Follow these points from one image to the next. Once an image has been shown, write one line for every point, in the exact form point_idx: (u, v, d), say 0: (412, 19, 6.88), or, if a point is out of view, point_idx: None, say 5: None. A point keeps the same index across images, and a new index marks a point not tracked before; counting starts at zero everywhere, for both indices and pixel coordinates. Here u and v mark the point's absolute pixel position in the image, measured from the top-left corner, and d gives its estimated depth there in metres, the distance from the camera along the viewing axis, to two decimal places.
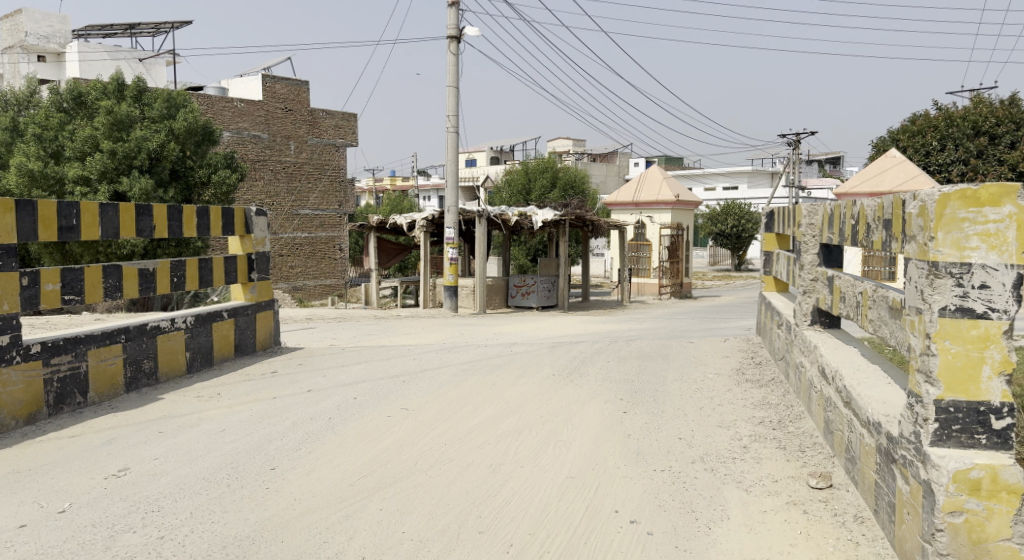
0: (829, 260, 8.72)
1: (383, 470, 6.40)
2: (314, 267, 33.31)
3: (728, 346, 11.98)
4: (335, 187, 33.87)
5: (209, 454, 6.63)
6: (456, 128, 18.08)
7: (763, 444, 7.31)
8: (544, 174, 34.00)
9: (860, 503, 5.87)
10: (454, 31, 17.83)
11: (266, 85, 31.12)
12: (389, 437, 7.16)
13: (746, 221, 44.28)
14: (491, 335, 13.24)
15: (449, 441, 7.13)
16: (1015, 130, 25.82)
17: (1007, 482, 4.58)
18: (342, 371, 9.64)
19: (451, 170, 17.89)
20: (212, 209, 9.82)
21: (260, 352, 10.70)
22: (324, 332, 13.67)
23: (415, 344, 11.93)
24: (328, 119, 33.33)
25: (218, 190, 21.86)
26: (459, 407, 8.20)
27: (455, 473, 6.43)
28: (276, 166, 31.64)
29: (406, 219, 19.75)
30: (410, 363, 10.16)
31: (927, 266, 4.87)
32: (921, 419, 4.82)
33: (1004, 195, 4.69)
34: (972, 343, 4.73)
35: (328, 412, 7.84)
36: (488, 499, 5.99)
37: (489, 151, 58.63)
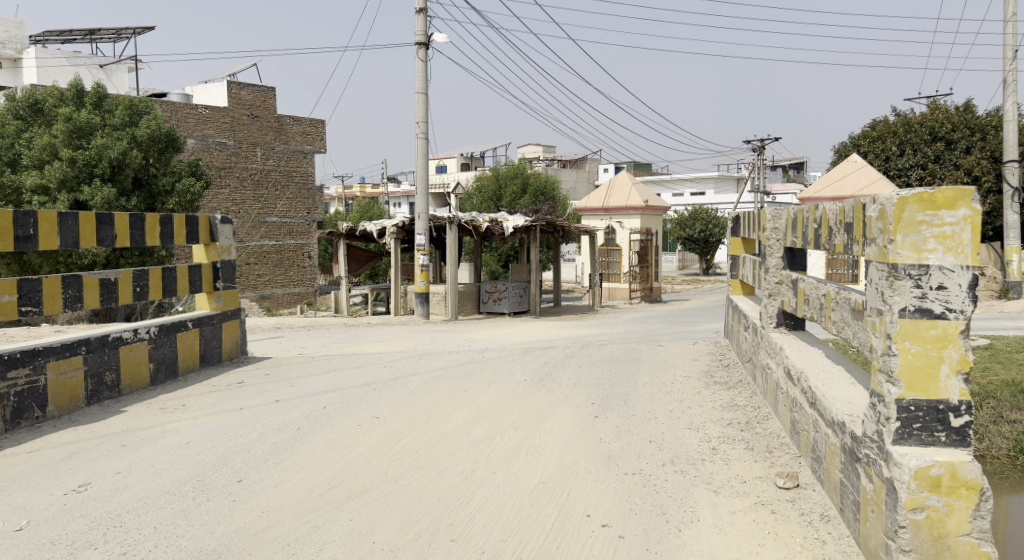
0: (794, 264, 8.85)
1: (353, 480, 6.38)
2: (282, 275, 33.06)
3: (697, 349, 12.08)
4: (303, 195, 33.64)
5: (173, 467, 6.58)
6: (426, 135, 18.03)
7: (731, 445, 7.39)
8: (514, 180, 34.08)
9: (826, 503, 5.97)
10: (421, 37, 17.80)
11: (232, 91, 30.89)
12: (360, 445, 7.16)
13: (713, 225, 44.68)
14: (462, 342, 13.25)
15: (421, 448, 7.15)
16: (971, 136, 26.04)
17: (966, 478, 4.68)
18: (310, 380, 9.61)
19: (422, 177, 17.82)
20: (176, 217, 9.74)
21: (226, 362, 10.62)
22: (293, 340, 13.61)
23: (386, 352, 11.91)
24: (295, 125, 33.12)
25: (182, 198, 21.62)
26: (431, 414, 8.22)
27: (427, 480, 6.44)
28: (242, 173, 31.37)
29: (377, 225, 19.63)
30: (381, 372, 10.13)
31: (887, 267, 4.99)
32: (883, 418, 4.93)
33: (959, 199, 4.79)
34: (930, 343, 4.84)
35: (297, 422, 7.80)
36: (460, 506, 6.00)
37: (459, 158, 58.55)
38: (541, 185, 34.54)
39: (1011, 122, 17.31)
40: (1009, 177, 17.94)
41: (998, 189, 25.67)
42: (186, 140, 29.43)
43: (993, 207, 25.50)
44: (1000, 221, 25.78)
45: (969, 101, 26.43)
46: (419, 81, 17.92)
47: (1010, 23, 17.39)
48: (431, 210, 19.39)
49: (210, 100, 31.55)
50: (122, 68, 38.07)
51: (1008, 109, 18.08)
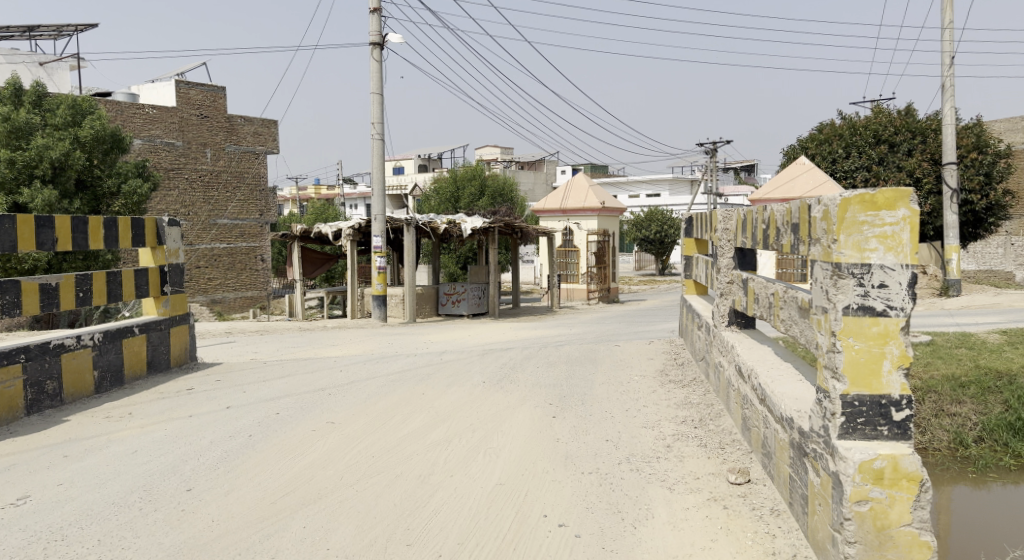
0: (744, 264, 9.04)
1: (307, 486, 6.37)
2: (234, 278, 32.66)
3: (652, 349, 12.23)
4: (255, 196, 33.29)
5: (118, 477, 6.49)
6: (381, 135, 17.97)
7: (685, 442, 7.51)
8: (472, 182, 34.07)
9: (776, 497, 6.11)
10: (375, 37, 17.74)
11: (180, 91, 30.41)
12: (315, 451, 7.14)
13: (669, 226, 45.14)
14: (421, 344, 13.26)
15: (377, 453, 7.15)
16: (913, 139, 26.38)
17: (907, 470, 4.84)
18: (263, 386, 9.55)
19: (378, 177, 17.77)
20: (121, 220, 9.60)
21: (175, 368, 10.50)
22: (246, 345, 13.50)
23: (343, 356, 11.89)
24: (246, 126, 32.74)
25: (128, 200, 21.16)
26: (388, 417, 8.21)
27: (383, 485, 6.44)
28: (191, 174, 30.91)
29: (333, 227, 19.49)
30: (337, 376, 10.08)
31: (832, 267, 5.13)
32: (829, 414, 5.07)
33: (898, 199, 4.94)
34: (873, 340, 4.98)
35: (249, 429, 7.75)
36: (417, 510, 6.02)
37: (416, 159, 58.31)
38: (498, 186, 34.58)
39: (949, 125, 17.70)
40: (949, 179, 18.36)
41: (938, 191, 26.14)
42: (132, 140, 28.91)
43: (934, 208, 26.00)
44: (941, 221, 26.26)
45: (910, 105, 26.85)
46: (374, 82, 17.84)
47: (948, 29, 17.80)
48: (388, 212, 19.23)
49: (157, 99, 30.99)
50: (65, 66, 37.55)
51: (947, 113, 18.49)
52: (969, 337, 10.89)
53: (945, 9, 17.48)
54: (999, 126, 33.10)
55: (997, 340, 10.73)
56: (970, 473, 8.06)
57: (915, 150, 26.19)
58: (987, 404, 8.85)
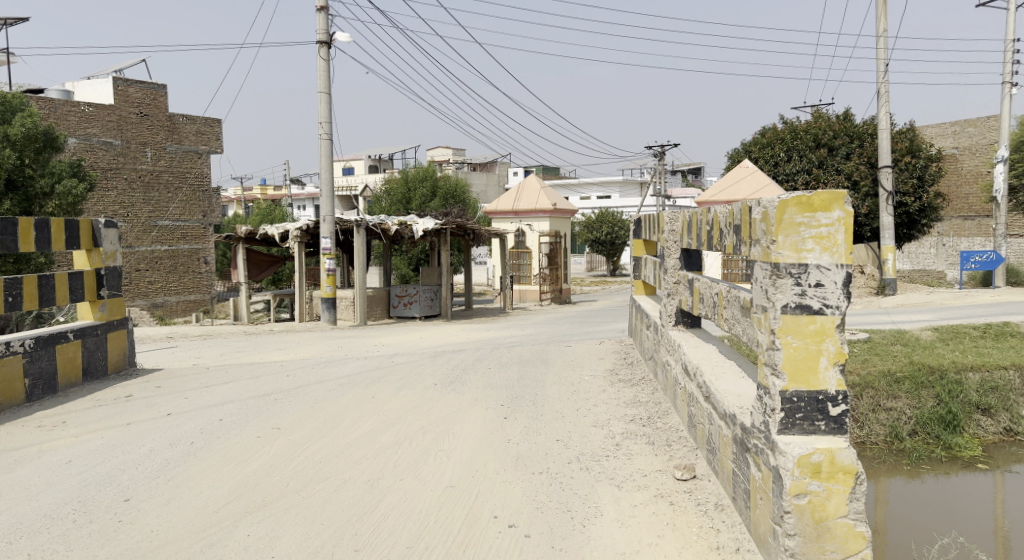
0: (690, 265, 9.23)
1: (253, 493, 6.34)
2: (176, 281, 31.59)
3: (603, 349, 12.38)
4: (197, 197, 32.30)
5: (51, 488, 6.40)
6: (329, 135, 17.84)
7: (633, 441, 7.63)
8: (424, 183, 33.95)
9: (720, 492, 6.25)
10: (323, 36, 17.63)
11: (119, 88, 29.34)
12: (261, 457, 7.11)
13: (619, 228, 45.54)
14: (371, 347, 13.22)
15: (325, 458, 7.14)
16: (850, 143, 26.96)
17: (843, 464, 5.01)
18: (206, 392, 9.45)
19: (327, 178, 17.64)
20: (53, 222, 9.41)
21: (113, 374, 10.32)
22: (189, 350, 13.30)
23: (290, 360, 11.81)
24: (188, 124, 31.76)
25: (64, 201, 20.77)
26: (337, 422, 8.20)
27: (331, 491, 6.44)
28: (131, 174, 29.90)
29: (279, 229, 19.23)
30: (283, 381, 10.02)
31: (771, 266, 5.27)
32: (769, 410, 5.22)
33: (834, 201, 5.10)
34: (810, 337, 5.14)
35: (191, 436, 7.68)
36: (366, 515, 6.04)
37: (367, 159, 57.88)
38: (450, 188, 34.53)
39: (884, 130, 18.20)
40: (884, 182, 18.87)
41: (875, 193, 26.82)
42: (66, 139, 27.82)
43: (871, 209, 26.65)
44: (877, 223, 26.95)
45: (848, 110, 27.47)
46: (320, 81, 17.71)
47: (881, 38, 18.30)
48: (337, 214, 19.10)
49: (94, 98, 29.67)
50: None
51: (882, 119, 18.99)
52: (903, 334, 11.24)
53: (879, 18, 17.97)
54: (931, 131, 34.14)
55: (930, 336, 11.11)
56: (904, 465, 8.34)
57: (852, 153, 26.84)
58: (920, 398, 9.13)
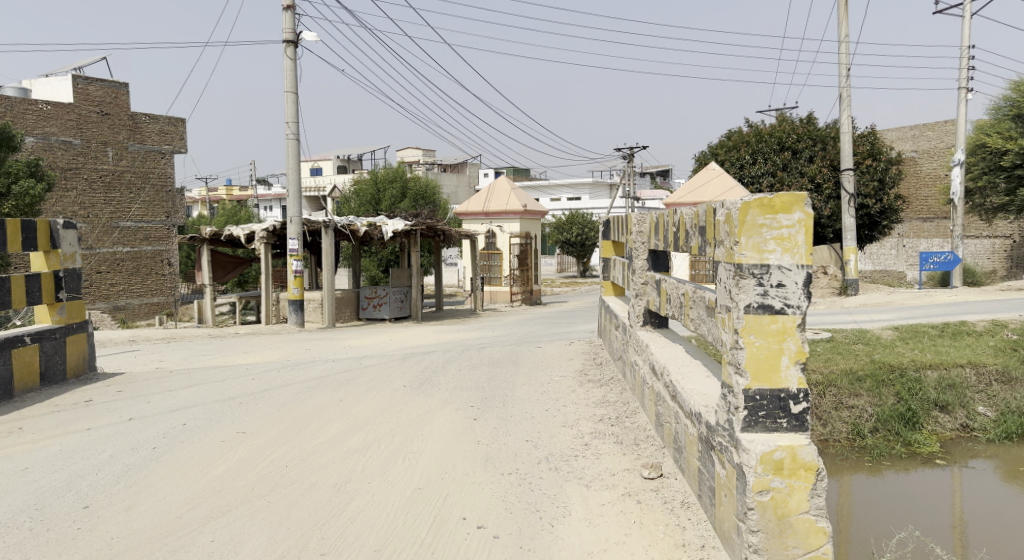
0: (657, 266, 9.33)
1: (218, 498, 6.33)
2: (139, 284, 30.17)
3: (572, 349, 12.45)
4: (162, 197, 30.75)
5: (8, 496, 6.34)
6: (296, 135, 17.74)
7: (601, 440, 7.71)
8: (393, 184, 33.83)
9: (686, 490, 6.34)
10: (290, 35, 17.54)
11: (78, 86, 27.99)
12: (227, 462, 7.09)
13: (589, 229, 45.71)
14: (338, 350, 13.17)
15: (292, 462, 7.13)
16: (814, 146, 27.31)
17: (804, 460, 5.11)
18: (168, 396, 9.38)
19: (294, 179, 17.55)
20: (9, 224, 9.30)
21: (72, 379, 10.20)
22: (152, 354, 13.15)
23: (255, 363, 11.74)
24: (151, 123, 30.17)
25: (20, 201, 20.48)
26: (304, 425, 8.18)
27: (298, 495, 6.44)
28: (91, 174, 28.53)
29: (245, 230, 19.04)
30: (250, 384, 9.97)
31: (734, 267, 5.36)
32: (733, 408, 5.31)
33: (795, 203, 5.20)
34: (772, 336, 5.24)
35: (153, 441, 7.63)
36: (333, 519, 6.05)
37: (335, 160, 57.50)
38: (420, 189, 34.46)
39: (847, 133, 18.49)
40: (847, 185, 19.16)
41: (838, 195, 27.20)
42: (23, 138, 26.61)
43: (834, 211, 27.00)
44: (839, 225, 27.33)
45: (811, 114, 27.83)
46: (287, 81, 17.61)
47: (843, 43, 18.58)
48: (305, 215, 18.98)
49: (53, 95, 28.77)
50: None
51: (844, 123, 19.30)
52: (864, 333, 11.45)
53: (840, 23, 18.26)
54: (891, 134, 34.76)
55: (890, 335, 11.32)
56: (866, 462, 8.50)
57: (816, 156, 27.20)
58: (881, 396, 9.31)
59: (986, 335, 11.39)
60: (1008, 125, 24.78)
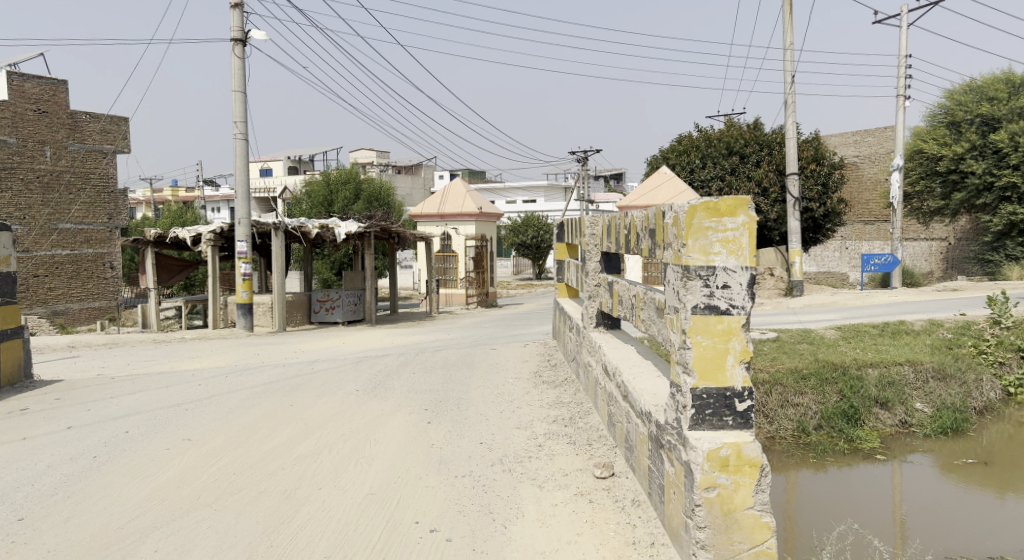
0: (610, 268, 9.48)
1: (161, 507, 6.31)
2: (79, 288, 26.98)
3: (528, 352, 12.52)
4: (102, 198, 27.74)
5: None
6: (245, 135, 17.57)
7: (555, 441, 7.81)
8: (346, 186, 33.56)
9: (637, 488, 6.47)
10: (238, 34, 17.38)
11: (12, 82, 25.12)
12: (172, 470, 7.04)
13: (544, 232, 45.86)
14: (288, 354, 13.07)
15: (240, 469, 7.10)
16: (761, 151, 27.83)
17: (749, 457, 5.26)
18: (109, 403, 9.26)
19: (243, 179, 17.39)
20: None
21: (6, 387, 10.00)
22: (93, 360, 12.90)
23: (202, 369, 11.61)
24: (92, 122, 27.35)
25: None
26: (253, 431, 8.14)
27: (246, 502, 6.44)
28: (28, 175, 25.65)
29: (191, 232, 18.73)
30: (196, 390, 9.88)
31: (681, 269, 5.50)
32: (681, 406, 5.44)
33: (739, 207, 5.36)
34: (718, 336, 5.39)
35: (94, 450, 7.54)
36: (282, 526, 6.06)
37: (285, 161, 56.77)
38: (373, 191, 34.27)
39: (792, 138, 18.91)
40: (792, 189, 19.57)
41: (784, 199, 27.76)
42: None
43: (780, 215, 27.52)
44: (786, 228, 27.89)
45: (758, 119, 28.32)
46: (235, 80, 17.44)
47: (788, 50, 18.99)
48: (254, 216, 18.76)
49: None
50: None
51: (790, 128, 19.70)
52: (808, 333, 11.72)
53: (786, 30, 18.64)
54: (835, 140, 35.52)
55: (833, 335, 11.61)
56: (810, 458, 8.72)
57: (763, 161, 27.76)
58: (825, 393, 9.57)
59: (924, 334, 11.74)
60: (944, 131, 25.56)
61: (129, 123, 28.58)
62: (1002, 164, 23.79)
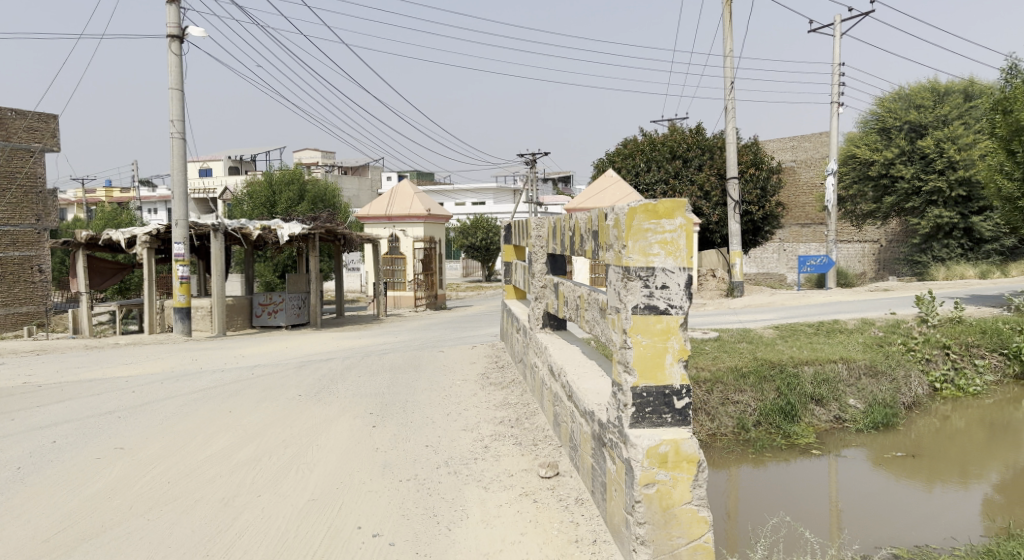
0: (555, 269, 9.57)
1: (91, 519, 6.23)
2: (5, 292, 25.99)
3: (475, 353, 12.55)
4: (29, 199, 26.80)
5: None
6: (182, 134, 17.31)
7: (501, 442, 7.87)
8: (290, 186, 33.16)
9: (580, 487, 6.57)
10: (175, 30, 17.11)
11: None
12: (103, 480, 6.94)
13: (493, 234, 45.91)
14: (227, 360, 12.89)
15: (175, 477, 7.03)
16: (702, 155, 28.28)
17: (686, 453, 5.38)
18: (37, 413, 9.05)
19: (180, 180, 17.13)
20: None
21: None
22: (20, 368, 12.55)
23: (135, 376, 11.38)
24: (18, 119, 26.55)
25: None
26: (190, 439, 8.05)
27: (181, 511, 6.38)
28: None
29: (126, 234, 18.31)
30: (130, 398, 9.70)
31: (622, 270, 5.61)
32: (622, 405, 5.55)
33: (677, 209, 5.48)
34: (657, 336, 5.50)
35: (20, 461, 7.40)
36: (219, 535, 6.02)
37: (226, 161, 55.78)
38: (318, 192, 33.98)
39: (732, 143, 19.26)
40: (733, 192, 19.92)
41: (724, 202, 28.28)
42: None
43: (721, 218, 28.00)
44: (727, 231, 28.39)
45: (699, 124, 28.71)
46: (172, 77, 17.12)
47: (728, 56, 19.36)
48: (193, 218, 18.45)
49: None
50: None
51: (729, 134, 20.08)
52: (748, 332, 11.99)
53: (725, 37, 18.97)
54: (774, 144, 36.30)
55: (771, 334, 11.89)
56: (750, 454, 8.93)
57: (705, 165, 28.26)
58: (763, 391, 9.78)
59: (856, 332, 12.10)
60: (875, 136, 26.28)
61: (58, 120, 27.80)
62: (929, 170, 24.71)
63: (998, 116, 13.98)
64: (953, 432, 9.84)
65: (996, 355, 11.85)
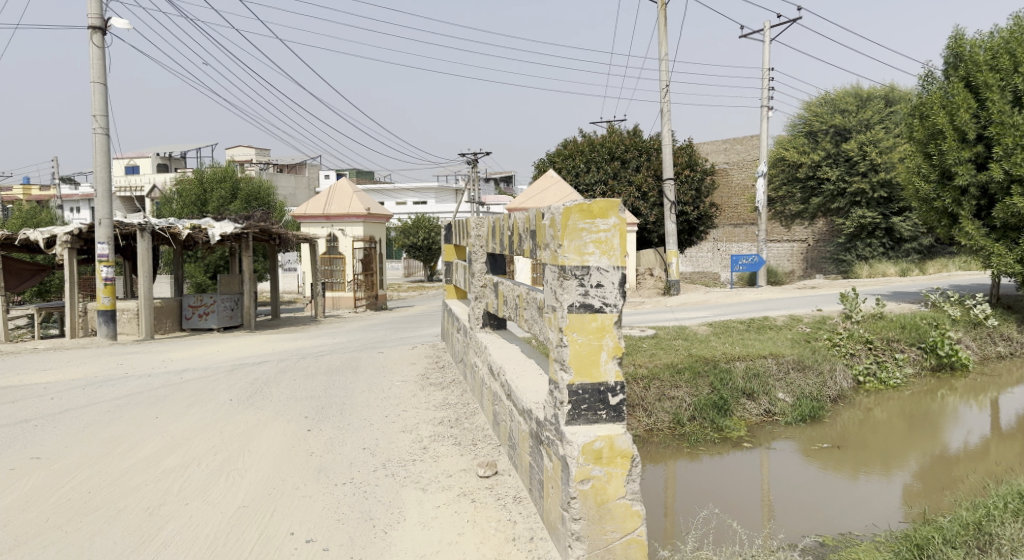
0: (495, 268, 9.65)
1: (6, 534, 6.09)
2: None
3: (414, 354, 12.55)
4: None
5: None
6: (105, 130, 16.91)
7: (440, 442, 7.91)
8: (222, 184, 32.57)
9: (518, 485, 6.65)
10: (98, 22, 16.71)
11: None
12: (19, 492, 6.78)
13: (435, 234, 45.82)
14: (156, 364, 12.61)
15: (98, 487, 6.90)
16: (639, 157, 28.70)
17: (621, 448, 5.50)
18: None
19: (103, 177, 16.72)
20: None
21: None
22: None
23: (55, 382, 11.05)
24: None
25: None
26: (114, 447, 7.90)
27: (105, 522, 6.28)
28: None
29: (45, 233, 17.77)
30: (50, 405, 9.46)
31: (558, 269, 5.69)
32: (558, 402, 5.65)
33: (610, 208, 5.59)
34: (592, 334, 5.61)
35: None
36: (142, 547, 5.94)
37: (155, 158, 54.45)
38: (252, 190, 33.42)
39: (667, 144, 19.58)
40: (669, 193, 20.21)
41: (660, 202, 28.72)
42: None
43: (657, 218, 28.43)
44: (663, 230, 28.86)
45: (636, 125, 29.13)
46: (95, 71, 16.72)
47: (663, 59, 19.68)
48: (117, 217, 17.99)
49: None
50: None
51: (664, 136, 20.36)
52: (682, 330, 12.24)
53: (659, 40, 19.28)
54: (708, 146, 37.02)
55: (705, 331, 12.17)
56: (685, 448, 9.13)
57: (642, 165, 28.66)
58: (697, 386, 10.01)
59: (785, 329, 12.46)
60: (803, 140, 26.91)
61: None
62: (853, 172, 25.43)
63: (915, 120, 14.65)
64: (876, 422, 10.23)
65: (915, 349, 12.35)
